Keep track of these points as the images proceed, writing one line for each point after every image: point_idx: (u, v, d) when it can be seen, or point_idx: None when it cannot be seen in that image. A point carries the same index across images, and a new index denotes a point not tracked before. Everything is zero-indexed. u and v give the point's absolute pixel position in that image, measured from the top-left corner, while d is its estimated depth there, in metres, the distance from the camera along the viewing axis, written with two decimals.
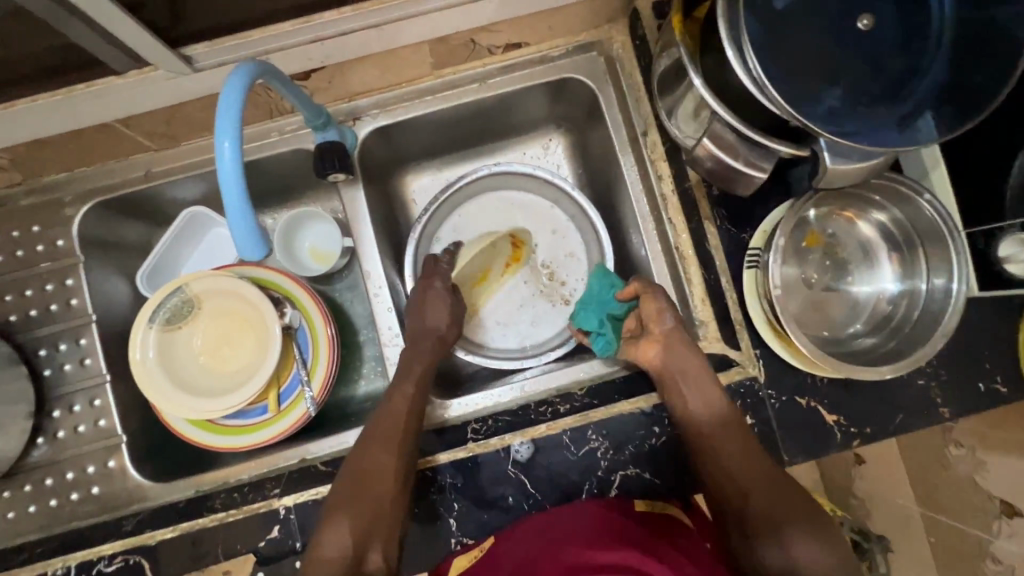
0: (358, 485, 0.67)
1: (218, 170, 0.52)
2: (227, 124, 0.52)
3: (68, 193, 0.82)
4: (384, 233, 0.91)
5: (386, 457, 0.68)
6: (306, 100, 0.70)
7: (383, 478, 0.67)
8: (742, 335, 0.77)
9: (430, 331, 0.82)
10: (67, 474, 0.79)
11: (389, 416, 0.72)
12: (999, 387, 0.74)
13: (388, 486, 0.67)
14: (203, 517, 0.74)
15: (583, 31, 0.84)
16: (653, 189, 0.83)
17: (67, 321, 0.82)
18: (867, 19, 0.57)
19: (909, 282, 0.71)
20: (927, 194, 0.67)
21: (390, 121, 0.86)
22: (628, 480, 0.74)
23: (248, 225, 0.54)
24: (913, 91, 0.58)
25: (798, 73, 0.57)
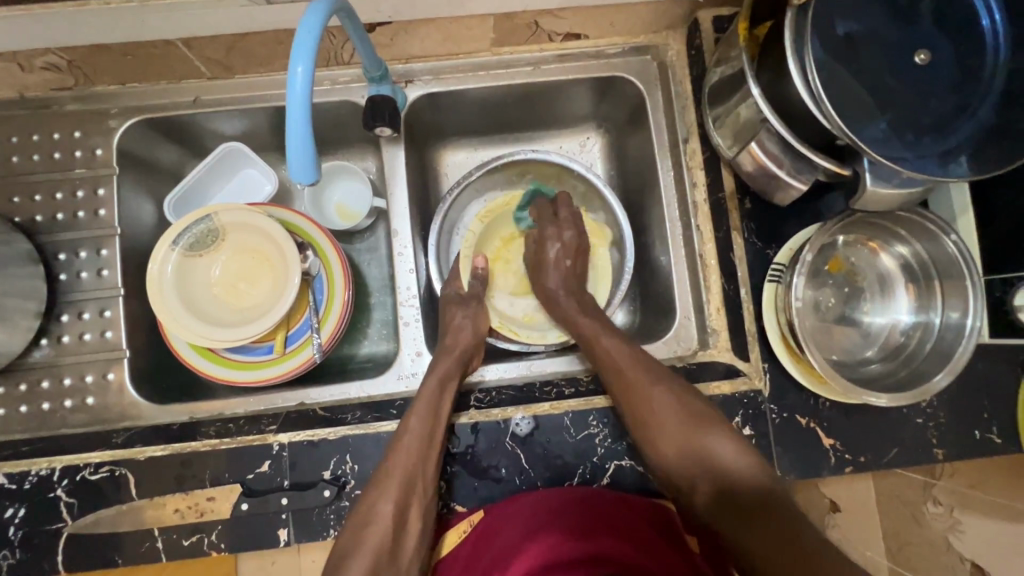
0: (353, 551, 0.62)
1: (287, 92, 0.54)
2: (303, 51, 0.53)
3: (115, 106, 0.83)
4: (416, 197, 0.92)
5: (389, 516, 0.64)
6: (370, 51, 0.72)
7: (377, 547, 0.62)
8: (753, 347, 0.78)
9: (448, 351, 0.78)
10: (65, 379, 0.79)
11: (394, 469, 0.67)
12: (993, 437, 0.76)
13: (382, 553, 0.62)
14: (195, 440, 0.73)
15: (642, 34, 0.87)
16: (686, 195, 0.85)
17: (92, 230, 0.82)
18: (924, 55, 0.61)
19: (923, 315, 0.73)
20: (953, 234, 0.68)
21: (441, 90, 0.88)
22: (621, 469, 0.75)
23: (305, 151, 0.55)
24: (959, 130, 0.61)
25: (857, 94, 0.60)
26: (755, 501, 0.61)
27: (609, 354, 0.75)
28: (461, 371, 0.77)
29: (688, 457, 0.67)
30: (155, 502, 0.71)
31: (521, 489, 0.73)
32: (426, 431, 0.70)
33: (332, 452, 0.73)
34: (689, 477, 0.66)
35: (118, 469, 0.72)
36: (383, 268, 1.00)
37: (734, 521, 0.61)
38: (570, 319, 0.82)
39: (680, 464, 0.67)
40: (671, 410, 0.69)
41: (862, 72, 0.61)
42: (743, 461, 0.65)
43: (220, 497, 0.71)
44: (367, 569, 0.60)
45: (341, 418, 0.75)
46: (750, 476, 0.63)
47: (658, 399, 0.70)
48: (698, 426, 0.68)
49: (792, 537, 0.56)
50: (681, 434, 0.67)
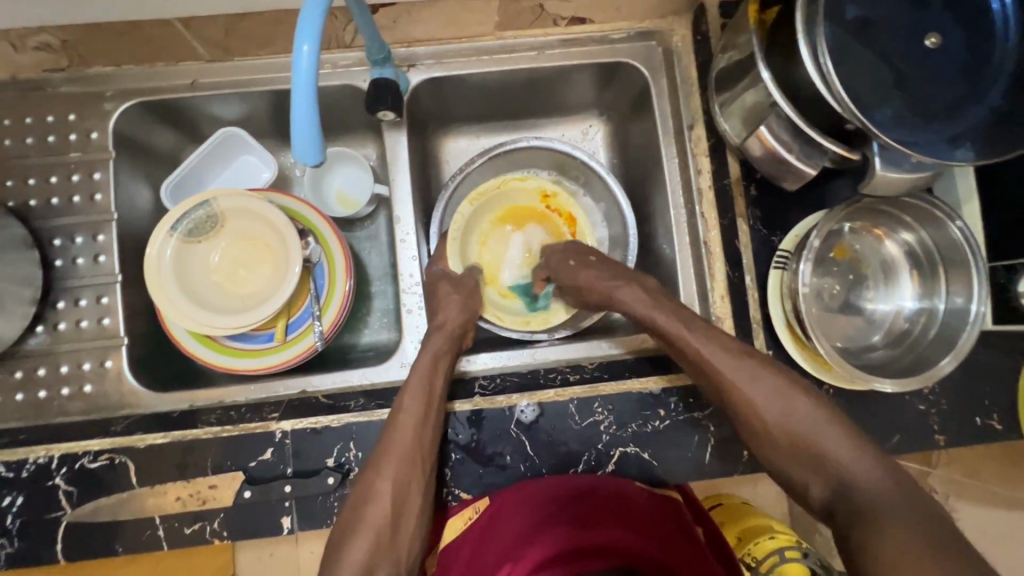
0: (353, 530, 0.64)
1: (292, 70, 0.53)
2: (309, 30, 0.52)
3: (110, 88, 0.81)
4: (418, 184, 0.91)
5: (388, 492, 0.66)
6: (373, 32, 0.71)
7: (378, 524, 0.65)
8: (758, 334, 0.78)
9: (440, 327, 0.77)
10: (61, 366, 0.78)
11: (390, 448, 0.68)
12: (994, 423, 0.76)
13: (382, 530, 0.64)
14: (197, 428, 0.72)
15: (647, 19, 0.86)
16: (691, 182, 0.84)
17: (87, 215, 0.81)
18: (934, 38, 0.61)
19: (928, 302, 0.73)
20: (959, 220, 0.68)
21: (444, 74, 0.86)
22: (626, 456, 0.74)
23: (311, 131, 0.54)
24: (969, 115, 0.60)
25: (868, 77, 0.59)
26: (867, 504, 0.61)
27: (700, 357, 0.72)
28: (454, 349, 0.77)
29: (800, 459, 0.68)
30: (156, 490, 0.70)
31: (527, 476, 0.73)
32: (422, 410, 0.70)
33: (335, 439, 0.72)
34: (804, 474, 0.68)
35: (117, 457, 0.71)
36: (384, 256, 0.99)
37: (842, 523, 0.62)
38: (645, 318, 0.76)
39: (790, 464, 0.69)
40: (778, 412, 0.69)
41: (873, 55, 0.60)
42: (857, 464, 0.64)
43: (222, 485, 0.70)
44: (368, 547, 0.63)
45: (344, 405, 0.75)
46: (864, 478, 0.63)
47: (763, 401, 0.69)
48: (810, 425, 0.68)
49: (887, 545, 0.56)
50: (789, 425, 0.68)
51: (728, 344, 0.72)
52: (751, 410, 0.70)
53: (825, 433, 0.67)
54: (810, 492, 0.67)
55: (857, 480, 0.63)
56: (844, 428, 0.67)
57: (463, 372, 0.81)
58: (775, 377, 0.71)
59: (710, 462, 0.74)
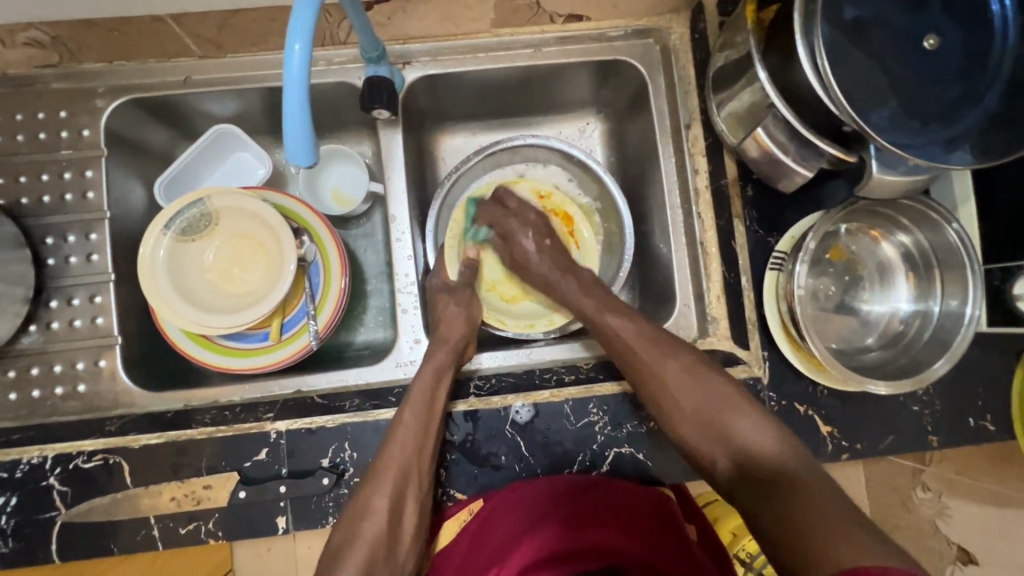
0: (348, 546, 0.62)
1: (283, 72, 0.52)
2: (300, 28, 0.52)
3: (102, 85, 0.80)
4: (413, 182, 0.91)
5: (385, 506, 0.65)
6: (368, 29, 0.70)
7: (375, 539, 0.63)
8: (753, 335, 0.78)
9: (442, 342, 0.77)
10: (55, 366, 0.77)
11: (389, 461, 0.67)
12: (987, 424, 0.77)
13: (378, 547, 0.62)
14: (191, 429, 0.72)
15: (645, 16, 0.85)
16: (687, 182, 0.84)
17: (80, 213, 0.80)
18: (933, 40, 0.60)
19: (923, 304, 0.73)
20: (955, 222, 0.68)
21: (440, 72, 0.85)
22: (621, 456, 0.75)
23: (302, 134, 0.54)
24: (965, 117, 0.60)
25: (865, 79, 0.59)
26: (773, 474, 0.60)
27: (625, 341, 0.73)
28: (457, 360, 0.76)
29: (707, 435, 0.67)
30: (150, 490, 0.70)
31: (521, 477, 0.73)
32: (424, 422, 0.69)
33: (330, 440, 0.72)
34: (710, 452, 0.67)
35: (112, 457, 0.71)
36: (380, 254, 0.99)
37: (749, 498, 0.60)
38: (583, 309, 0.79)
39: (696, 440, 0.67)
40: (687, 390, 0.69)
41: (871, 56, 0.60)
42: (765, 440, 0.64)
43: (217, 485, 0.70)
44: (364, 562, 0.61)
45: (339, 405, 0.75)
46: (769, 451, 0.63)
47: (673, 377, 0.70)
48: (716, 400, 0.68)
49: (802, 510, 0.54)
50: (697, 404, 0.68)
51: (647, 330, 0.74)
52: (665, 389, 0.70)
53: (736, 415, 0.67)
54: (716, 469, 0.66)
55: (762, 452, 0.63)
56: (751, 405, 0.67)
57: (473, 370, 0.81)
58: (688, 361, 0.71)
59: None
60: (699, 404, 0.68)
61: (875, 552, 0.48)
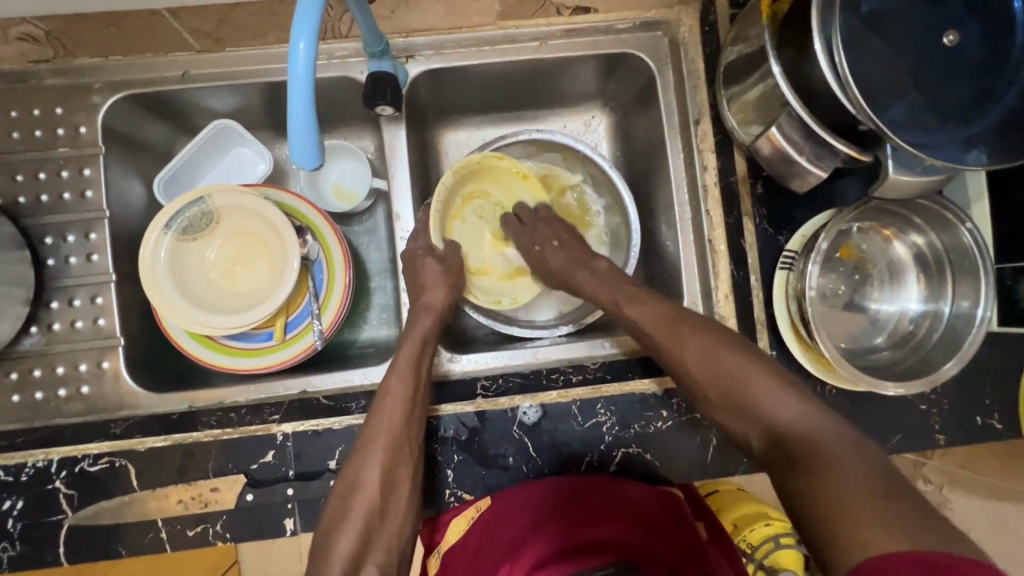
0: (342, 521, 0.63)
1: (288, 72, 0.51)
2: (305, 25, 0.50)
3: (98, 80, 0.78)
4: (417, 178, 0.89)
5: (378, 478, 0.65)
6: (371, 24, 0.68)
7: (367, 511, 0.63)
8: (762, 335, 0.78)
9: (427, 310, 0.77)
10: (57, 367, 0.76)
11: (377, 431, 0.67)
12: (995, 423, 0.77)
13: (371, 516, 0.63)
14: (197, 431, 0.72)
15: (653, 8, 0.83)
16: (696, 179, 0.83)
17: (79, 213, 0.79)
18: (953, 35, 0.58)
19: (933, 304, 0.73)
20: (969, 222, 0.67)
21: (443, 65, 0.84)
22: (628, 456, 0.74)
23: (309, 135, 0.53)
24: (984, 116, 0.59)
25: (882, 76, 0.58)
26: (802, 446, 0.58)
27: (646, 322, 0.73)
28: (440, 322, 0.77)
29: (733, 408, 0.65)
30: (157, 493, 0.70)
31: (529, 477, 0.73)
32: (409, 391, 0.70)
33: (338, 441, 0.72)
34: (739, 422, 0.65)
35: (118, 460, 0.70)
36: (384, 252, 0.98)
37: (779, 472, 0.59)
38: (602, 296, 0.79)
39: (724, 413, 0.66)
40: (704, 361, 0.68)
41: (888, 52, 0.58)
42: (795, 412, 0.62)
43: (224, 488, 0.70)
44: (357, 535, 0.62)
45: (345, 407, 0.74)
46: (800, 421, 0.61)
47: (694, 355, 0.68)
48: (739, 373, 0.66)
49: (829, 487, 0.53)
50: (720, 381, 0.66)
51: (663, 309, 0.73)
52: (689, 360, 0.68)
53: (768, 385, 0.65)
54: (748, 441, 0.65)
55: (791, 424, 0.61)
56: (779, 377, 0.65)
57: (446, 373, 0.78)
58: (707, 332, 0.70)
59: (712, 461, 0.74)
60: (722, 377, 0.66)
61: (912, 535, 0.47)
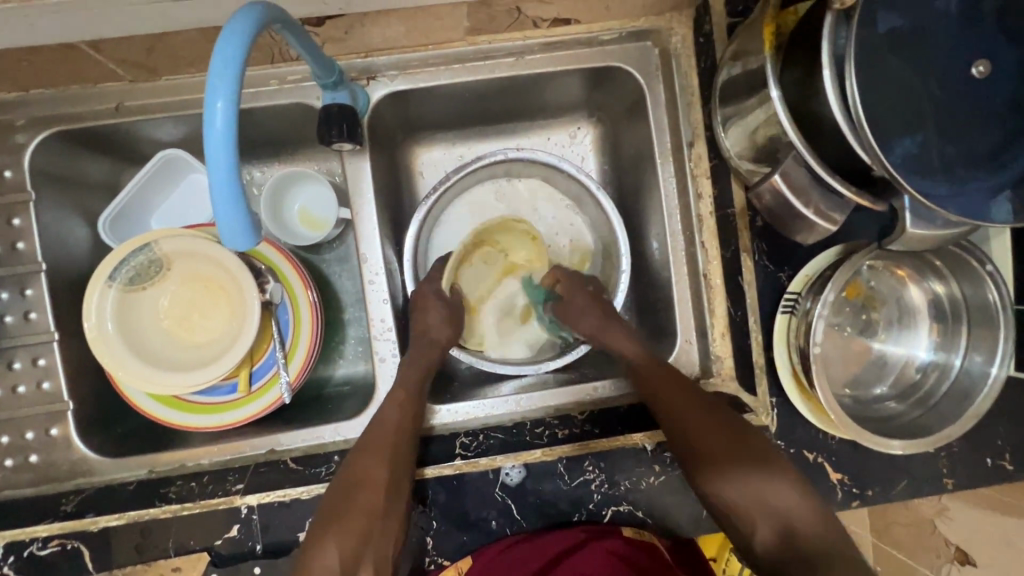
0: (339, 519, 0.61)
1: (205, 145, 0.43)
2: (222, 81, 0.42)
3: (20, 116, 0.70)
4: (387, 209, 0.82)
5: (381, 479, 0.63)
6: (317, 54, 0.59)
7: (367, 514, 0.61)
8: (760, 380, 0.72)
9: (416, 358, 0.72)
10: (2, 438, 0.71)
11: (378, 438, 0.65)
12: (1005, 464, 0.72)
13: (372, 519, 0.61)
14: (155, 506, 0.67)
15: (641, 17, 0.74)
16: (689, 207, 0.76)
17: (12, 267, 0.71)
18: (983, 66, 0.51)
19: (943, 355, 0.67)
20: (990, 265, 0.61)
21: (408, 86, 0.75)
22: (619, 514, 0.70)
23: (237, 214, 0.45)
24: (1015, 158, 0.52)
25: (900, 114, 0.50)
26: (818, 545, 0.59)
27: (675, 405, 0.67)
28: (432, 358, 0.74)
29: (747, 504, 0.62)
30: (115, 575, 0.65)
31: (514, 539, 0.69)
32: (406, 405, 0.68)
33: (307, 512, 0.67)
34: (748, 520, 0.62)
35: (70, 542, 0.65)
36: (357, 280, 0.91)
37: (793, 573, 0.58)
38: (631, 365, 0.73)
39: (738, 504, 0.62)
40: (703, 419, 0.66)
41: (904, 87, 0.51)
42: (805, 509, 0.61)
43: (187, 567, 0.66)
44: (356, 536, 0.60)
45: (315, 473, 0.69)
46: (811, 517, 0.61)
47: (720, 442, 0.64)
48: (753, 459, 0.64)
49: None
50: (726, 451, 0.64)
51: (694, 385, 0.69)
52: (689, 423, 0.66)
53: (762, 458, 0.64)
54: (751, 537, 0.62)
55: (804, 528, 0.60)
56: (793, 475, 0.63)
57: (431, 427, 0.73)
58: (703, 395, 0.68)
59: (707, 516, 0.70)
60: (740, 460, 0.63)
61: None
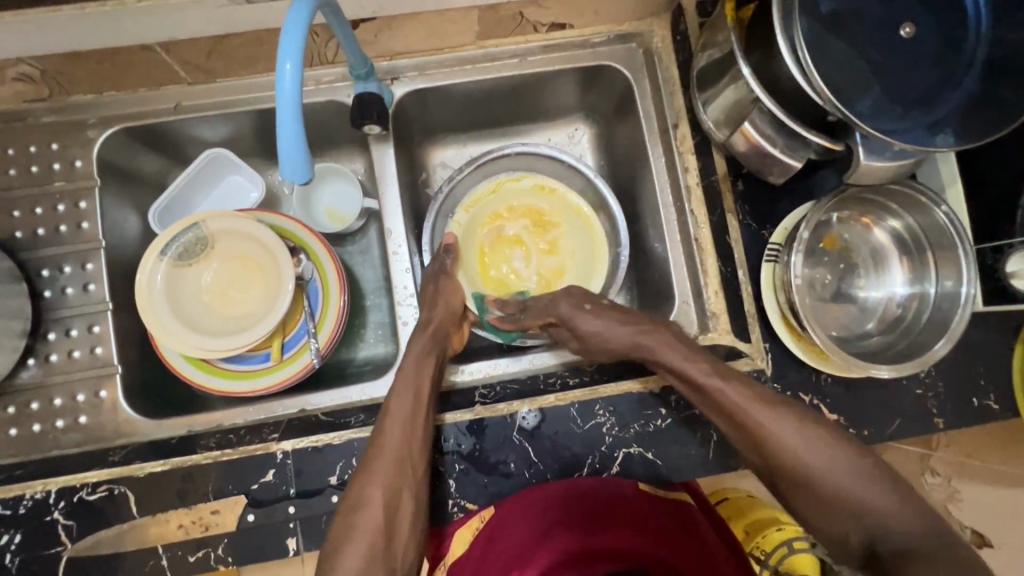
0: (346, 537, 0.64)
1: (276, 94, 0.53)
2: (291, 47, 0.53)
3: (93, 115, 0.81)
4: (408, 196, 0.91)
5: (377, 497, 0.65)
6: (355, 48, 0.71)
7: (371, 530, 0.64)
8: (753, 328, 0.79)
9: (423, 326, 0.78)
10: (55, 399, 0.76)
11: (379, 452, 0.67)
12: (991, 404, 0.77)
13: (375, 537, 0.63)
14: (197, 453, 0.72)
15: (626, 22, 0.87)
16: (678, 181, 0.85)
17: (75, 244, 0.80)
18: (909, 28, 0.62)
19: (919, 286, 0.75)
20: (944, 204, 0.70)
21: (427, 85, 0.87)
22: (630, 457, 0.74)
23: (298, 150, 0.55)
24: (948, 101, 0.61)
25: (846, 71, 0.60)
26: (913, 549, 0.56)
27: (737, 406, 0.67)
28: (437, 348, 0.77)
29: (822, 506, 0.61)
30: (157, 519, 0.70)
31: (532, 482, 0.73)
32: (411, 417, 0.69)
33: (337, 456, 0.72)
34: (834, 523, 0.61)
35: (116, 488, 0.70)
36: (378, 269, 0.96)
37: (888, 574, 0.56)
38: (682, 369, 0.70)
39: (822, 510, 0.61)
40: (767, 417, 0.65)
41: (850, 46, 0.61)
42: (887, 502, 0.59)
43: (225, 510, 0.70)
44: (362, 553, 0.62)
45: (344, 422, 0.75)
46: (907, 520, 0.58)
47: (790, 444, 0.64)
48: (839, 466, 0.62)
49: None
50: (806, 452, 0.63)
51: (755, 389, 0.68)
52: (754, 426, 0.65)
53: (846, 455, 0.62)
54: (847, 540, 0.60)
55: (906, 533, 0.57)
56: (884, 475, 0.60)
57: (453, 383, 0.81)
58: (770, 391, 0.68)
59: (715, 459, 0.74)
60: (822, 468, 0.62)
61: None
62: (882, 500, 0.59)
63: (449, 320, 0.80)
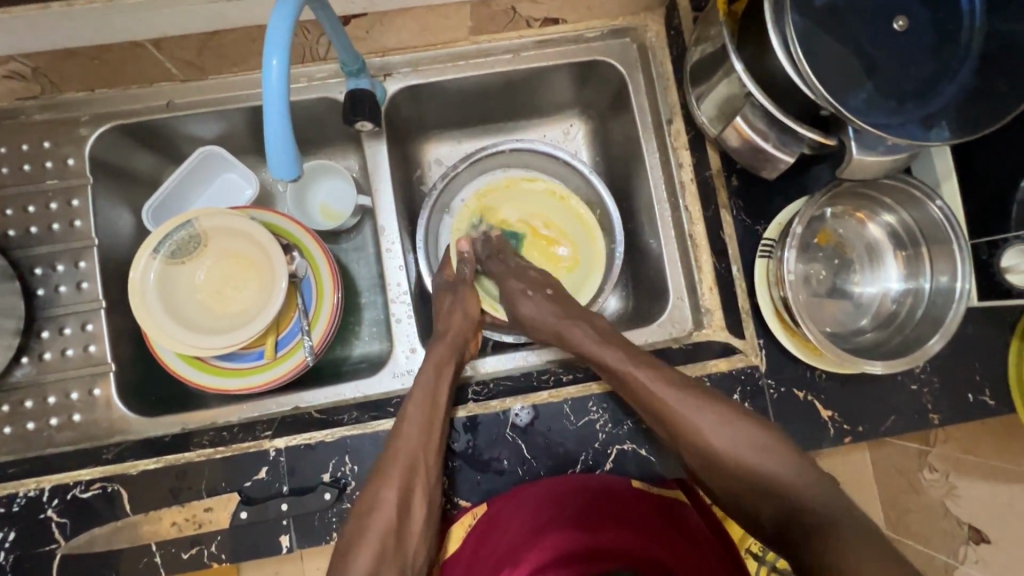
0: (359, 538, 0.62)
1: (263, 90, 0.53)
2: (277, 44, 0.52)
3: (84, 113, 0.80)
4: (401, 193, 0.91)
5: (393, 500, 0.64)
6: (346, 44, 0.71)
7: (383, 530, 0.63)
8: (748, 324, 0.79)
9: (441, 336, 0.77)
10: (48, 398, 0.77)
11: (396, 455, 0.67)
12: (987, 399, 0.76)
13: (388, 538, 0.62)
14: (190, 451, 0.73)
15: (620, 16, 0.86)
16: (672, 176, 0.85)
17: (68, 242, 0.80)
18: (902, 21, 0.61)
19: (913, 282, 0.75)
20: (939, 199, 0.70)
21: (420, 81, 0.86)
22: (623, 454, 0.75)
23: (285, 147, 0.55)
24: (942, 95, 0.61)
25: (838, 65, 0.59)
26: (814, 520, 0.56)
27: (646, 392, 0.68)
28: (457, 355, 0.76)
29: (743, 488, 0.63)
30: (150, 516, 0.70)
31: (526, 479, 0.73)
32: (426, 417, 0.70)
33: (330, 454, 0.72)
34: (752, 502, 0.62)
35: (110, 485, 0.71)
36: (373, 267, 0.96)
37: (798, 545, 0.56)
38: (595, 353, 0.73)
39: (749, 495, 0.62)
40: (677, 398, 0.67)
41: (843, 40, 0.60)
42: (798, 477, 0.60)
43: (218, 507, 0.70)
44: (373, 553, 0.61)
45: (338, 419, 0.75)
46: (810, 490, 0.59)
47: (707, 425, 0.65)
48: (751, 442, 0.64)
49: (847, 557, 0.51)
50: (716, 431, 0.65)
51: (668, 374, 0.69)
52: (667, 412, 0.67)
53: (763, 433, 0.64)
54: (761, 517, 0.61)
55: (810, 503, 0.58)
56: (795, 453, 0.63)
57: None
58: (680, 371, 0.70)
59: None
60: (732, 451, 0.64)
61: None
62: (791, 474, 0.61)
63: (470, 326, 0.79)
